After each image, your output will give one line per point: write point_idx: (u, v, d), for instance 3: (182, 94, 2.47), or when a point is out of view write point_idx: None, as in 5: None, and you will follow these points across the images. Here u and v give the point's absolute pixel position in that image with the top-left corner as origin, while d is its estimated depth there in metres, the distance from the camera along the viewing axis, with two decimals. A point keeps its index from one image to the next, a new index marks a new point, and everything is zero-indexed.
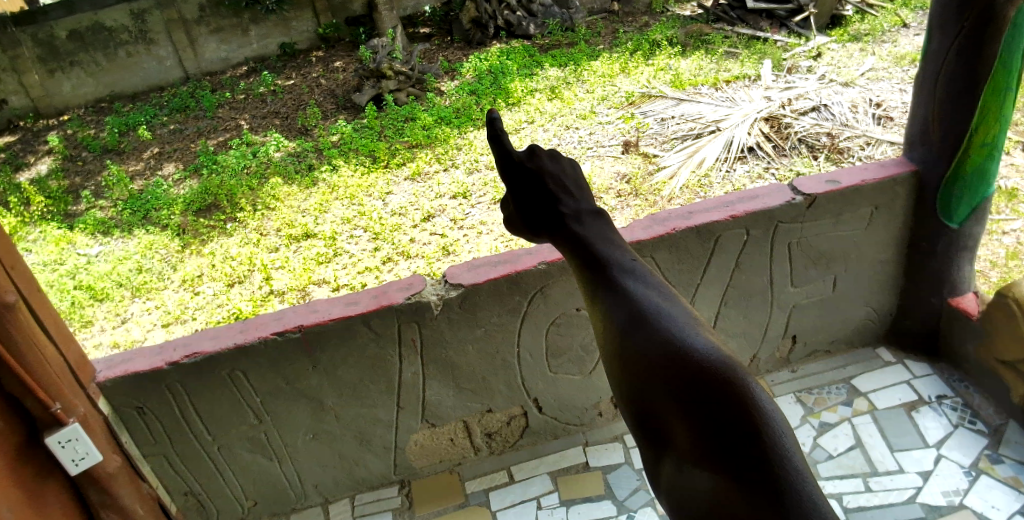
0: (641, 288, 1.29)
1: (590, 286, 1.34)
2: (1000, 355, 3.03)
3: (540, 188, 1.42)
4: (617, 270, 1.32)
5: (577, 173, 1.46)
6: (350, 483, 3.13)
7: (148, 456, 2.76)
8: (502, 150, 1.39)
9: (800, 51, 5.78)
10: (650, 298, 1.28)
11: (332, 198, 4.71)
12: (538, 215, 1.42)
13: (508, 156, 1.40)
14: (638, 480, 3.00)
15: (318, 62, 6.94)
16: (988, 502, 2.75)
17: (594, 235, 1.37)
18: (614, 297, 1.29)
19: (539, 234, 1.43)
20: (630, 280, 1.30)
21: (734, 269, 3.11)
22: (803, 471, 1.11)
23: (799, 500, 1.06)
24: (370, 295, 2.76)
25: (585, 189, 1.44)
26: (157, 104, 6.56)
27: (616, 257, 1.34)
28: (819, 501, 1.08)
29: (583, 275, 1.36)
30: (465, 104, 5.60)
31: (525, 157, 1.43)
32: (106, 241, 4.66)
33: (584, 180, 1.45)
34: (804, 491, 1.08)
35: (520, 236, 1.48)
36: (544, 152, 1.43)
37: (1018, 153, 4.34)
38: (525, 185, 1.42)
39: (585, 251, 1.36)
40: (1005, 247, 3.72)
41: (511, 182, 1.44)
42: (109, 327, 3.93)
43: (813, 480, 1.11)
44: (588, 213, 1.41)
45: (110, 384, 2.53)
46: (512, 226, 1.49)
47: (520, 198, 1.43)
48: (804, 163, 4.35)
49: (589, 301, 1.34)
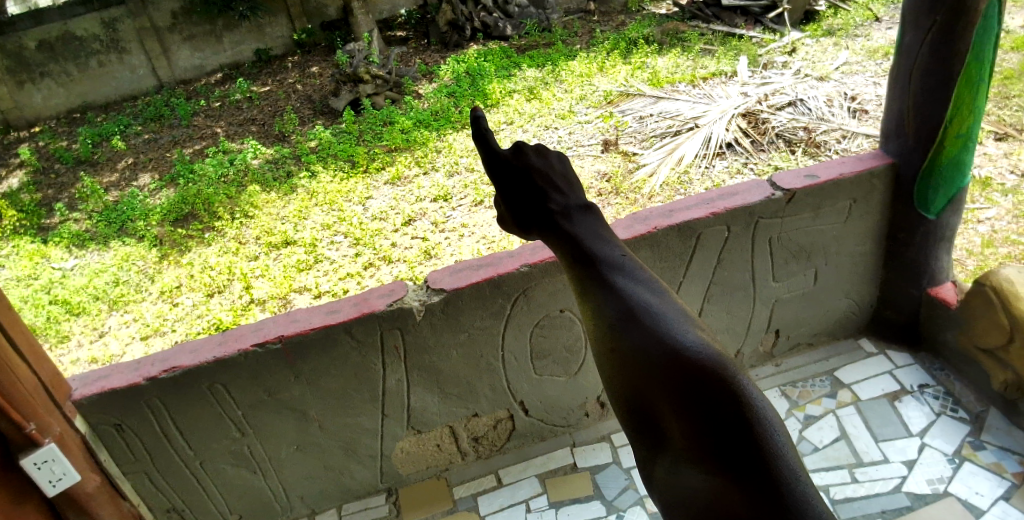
0: (632, 285, 1.28)
1: (581, 284, 1.33)
2: (980, 343, 3.07)
3: (529, 185, 1.41)
4: (608, 268, 1.31)
5: (565, 168, 1.45)
6: (337, 494, 3.10)
7: (128, 474, 2.71)
8: (489, 149, 1.39)
9: (775, 47, 5.82)
10: (642, 294, 1.26)
11: (311, 204, 4.67)
12: (528, 213, 1.41)
13: (495, 154, 1.40)
14: (627, 479, 2.99)
15: (294, 67, 6.89)
16: (972, 489, 2.78)
17: (584, 232, 1.36)
18: (605, 294, 1.28)
19: (530, 232, 1.42)
20: (620, 277, 1.29)
21: (716, 266, 3.12)
22: (798, 469, 1.11)
23: (794, 497, 1.06)
24: (352, 302, 2.72)
25: (574, 185, 1.43)
26: (131, 114, 6.46)
27: (606, 254, 1.33)
28: (814, 498, 1.09)
29: (574, 272, 1.35)
30: (443, 107, 5.57)
31: (512, 154, 1.42)
32: (81, 254, 4.58)
33: (573, 176, 1.44)
34: (802, 491, 1.08)
35: (511, 233, 1.48)
36: (530, 148, 1.43)
37: (991, 143, 4.40)
38: (513, 183, 1.41)
39: (575, 249, 1.35)
40: (981, 235, 3.76)
41: (499, 182, 1.42)
42: (86, 342, 3.86)
43: (807, 478, 1.11)
44: (577, 210, 1.40)
45: (86, 401, 2.48)
46: (503, 224, 1.48)
47: (509, 196, 1.42)
48: (782, 158, 4.38)
49: (580, 298, 1.33)
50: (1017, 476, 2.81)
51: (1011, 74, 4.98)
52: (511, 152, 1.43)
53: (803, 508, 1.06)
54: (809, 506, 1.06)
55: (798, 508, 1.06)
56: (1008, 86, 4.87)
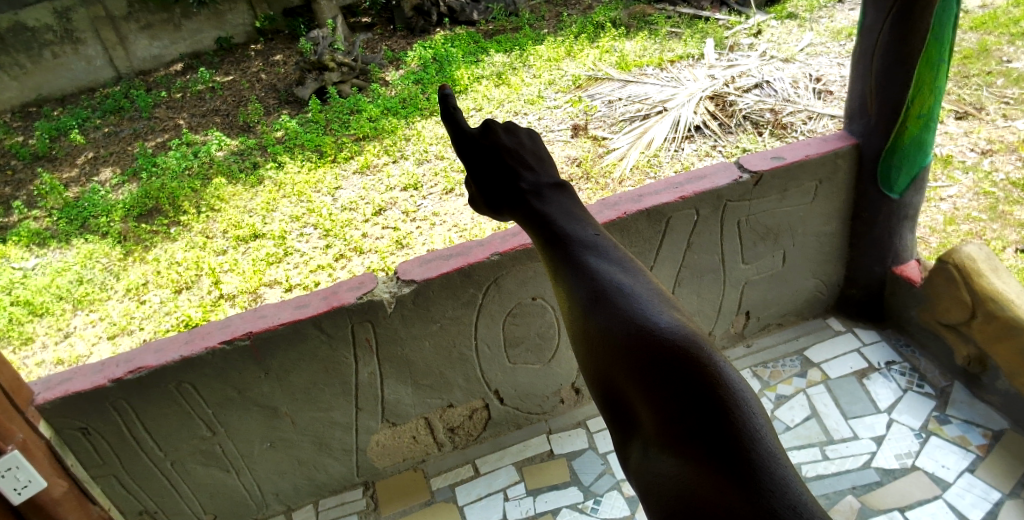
0: (605, 266, 1.28)
1: (552, 264, 1.32)
2: (943, 319, 3.14)
3: (499, 164, 1.42)
4: (580, 247, 1.30)
5: (535, 147, 1.47)
6: (313, 489, 3.07)
7: (97, 478, 2.66)
8: (456, 127, 1.44)
9: (741, 29, 5.84)
10: (614, 274, 1.26)
11: (279, 196, 4.59)
12: (499, 192, 1.41)
13: (462, 133, 1.44)
14: (603, 464, 3.02)
15: (257, 56, 6.75)
16: (938, 462, 2.85)
17: (556, 211, 1.36)
18: (577, 274, 1.27)
19: (500, 212, 1.42)
20: (591, 256, 1.29)
21: (685, 250, 3.14)
22: (776, 453, 1.07)
23: (771, 481, 1.03)
24: (320, 296, 2.69)
25: (545, 163, 1.44)
26: (88, 106, 6.28)
27: (578, 232, 1.33)
28: (793, 481, 1.05)
29: (544, 252, 1.34)
30: (411, 94, 5.51)
31: (480, 133, 1.45)
32: (42, 253, 4.45)
33: (544, 154, 1.46)
34: (779, 474, 1.04)
35: (482, 214, 1.48)
36: (499, 126, 1.46)
37: (951, 121, 4.49)
38: (483, 161, 1.44)
39: (546, 228, 1.34)
40: (943, 213, 3.84)
41: (469, 161, 1.45)
42: (51, 344, 3.77)
43: (786, 461, 1.07)
44: (548, 188, 1.40)
45: (50, 406, 2.42)
46: (474, 205, 1.49)
47: (479, 176, 1.44)
48: (750, 140, 4.41)
49: (551, 279, 1.32)
50: (981, 448, 2.89)
51: (970, 53, 5.08)
52: (481, 131, 1.46)
53: (779, 492, 1.02)
54: (787, 490, 1.02)
55: (775, 492, 1.02)
56: (967, 65, 4.97)
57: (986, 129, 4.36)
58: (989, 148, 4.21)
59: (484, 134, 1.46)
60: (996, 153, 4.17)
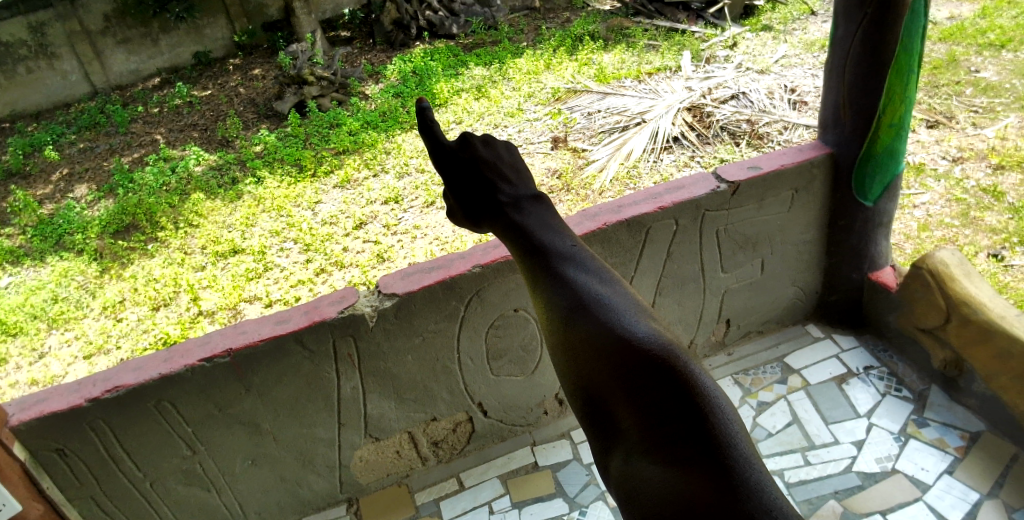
0: (584, 276, 1.28)
1: (532, 275, 1.32)
2: (919, 324, 3.19)
3: (478, 177, 1.43)
4: (559, 258, 1.31)
5: (513, 160, 1.48)
6: (295, 507, 3.04)
7: (74, 500, 2.61)
8: (435, 140, 1.43)
9: (717, 41, 5.93)
10: (593, 285, 1.27)
11: (258, 210, 4.56)
12: (478, 205, 1.42)
13: (441, 145, 1.43)
14: (588, 475, 3.02)
15: (236, 70, 6.72)
16: (917, 465, 2.89)
17: (535, 222, 1.37)
18: (557, 284, 1.28)
19: (480, 224, 1.43)
20: (570, 267, 1.29)
21: (666, 259, 3.16)
22: (753, 458, 1.09)
23: (751, 485, 1.04)
24: (302, 311, 2.67)
25: (523, 175, 1.45)
26: (64, 122, 6.21)
27: (557, 244, 1.34)
28: (770, 486, 1.06)
29: (524, 263, 1.35)
30: (391, 107, 5.51)
31: (459, 146, 1.45)
32: (16, 271, 4.38)
33: (522, 167, 1.47)
34: (758, 479, 1.06)
35: (461, 227, 1.49)
36: (477, 140, 1.46)
37: (923, 130, 4.58)
38: (462, 174, 1.44)
39: (526, 240, 1.35)
40: (917, 220, 3.91)
41: (448, 174, 1.45)
42: (25, 364, 3.70)
43: (763, 467, 1.09)
44: (527, 200, 1.41)
45: (25, 427, 2.37)
46: (454, 218, 1.50)
47: (458, 188, 1.44)
48: (727, 150, 4.47)
49: (530, 289, 1.32)
50: (959, 449, 2.93)
51: (939, 64, 5.20)
52: (460, 144, 1.46)
53: (758, 495, 1.03)
54: (766, 494, 1.04)
55: (755, 496, 1.03)
56: (936, 75, 5.08)
57: (956, 137, 4.46)
58: (960, 156, 4.30)
59: (463, 147, 1.46)
60: (967, 160, 4.26)
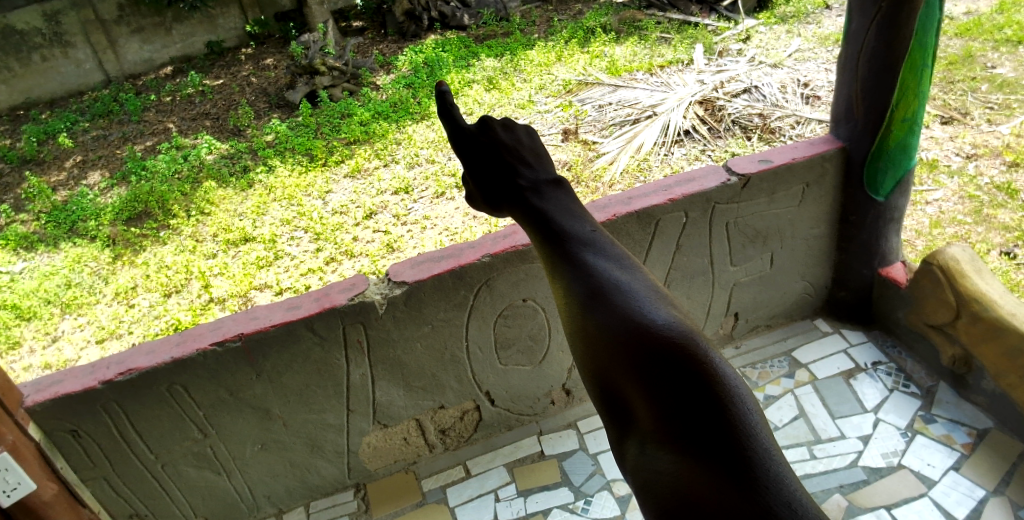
0: (603, 263, 1.28)
1: (551, 261, 1.32)
2: (929, 319, 3.18)
3: (498, 161, 1.40)
4: (578, 244, 1.31)
5: (533, 143, 1.44)
6: (304, 491, 3.07)
7: (87, 481, 2.65)
8: (454, 124, 1.39)
9: (730, 35, 5.90)
10: (611, 271, 1.27)
11: (269, 199, 4.59)
12: (497, 189, 1.39)
13: (460, 129, 1.40)
14: (594, 465, 3.03)
15: (248, 59, 6.76)
16: (923, 461, 2.89)
17: (554, 208, 1.36)
18: (575, 270, 1.28)
19: (500, 209, 1.41)
20: (589, 253, 1.30)
21: (675, 251, 3.16)
22: (771, 449, 1.10)
23: (768, 479, 1.05)
24: (313, 298, 2.70)
25: (543, 159, 1.43)
26: (78, 109, 6.25)
27: (577, 230, 1.33)
28: (787, 477, 1.07)
29: (542, 249, 1.34)
30: (402, 98, 5.52)
31: (478, 129, 1.41)
32: (30, 257, 4.43)
33: (542, 150, 1.44)
34: (775, 471, 1.07)
35: (479, 211, 1.46)
36: (498, 123, 1.42)
37: (937, 127, 4.54)
38: (480, 157, 1.41)
39: (545, 225, 1.34)
40: (929, 216, 3.89)
41: (466, 157, 1.42)
42: (39, 348, 3.75)
43: (780, 458, 1.10)
44: (547, 185, 1.39)
45: (40, 408, 2.41)
46: (472, 202, 1.47)
47: (478, 172, 1.41)
48: (739, 144, 4.46)
49: (549, 276, 1.32)
50: (966, 446, 2.92)
51: (955, 59, 5.16)
52: (479, 127, 1.42)
53: (776, 489, 1.04)
54: (782, 487, 1.05)
55: (771, 489, 1.04)
56: (952, 71, 5.04)
57: (970, 134, 4.42)
58: (974, 152, 4.27)
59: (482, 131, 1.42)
60: (981, 157, 4.23)
